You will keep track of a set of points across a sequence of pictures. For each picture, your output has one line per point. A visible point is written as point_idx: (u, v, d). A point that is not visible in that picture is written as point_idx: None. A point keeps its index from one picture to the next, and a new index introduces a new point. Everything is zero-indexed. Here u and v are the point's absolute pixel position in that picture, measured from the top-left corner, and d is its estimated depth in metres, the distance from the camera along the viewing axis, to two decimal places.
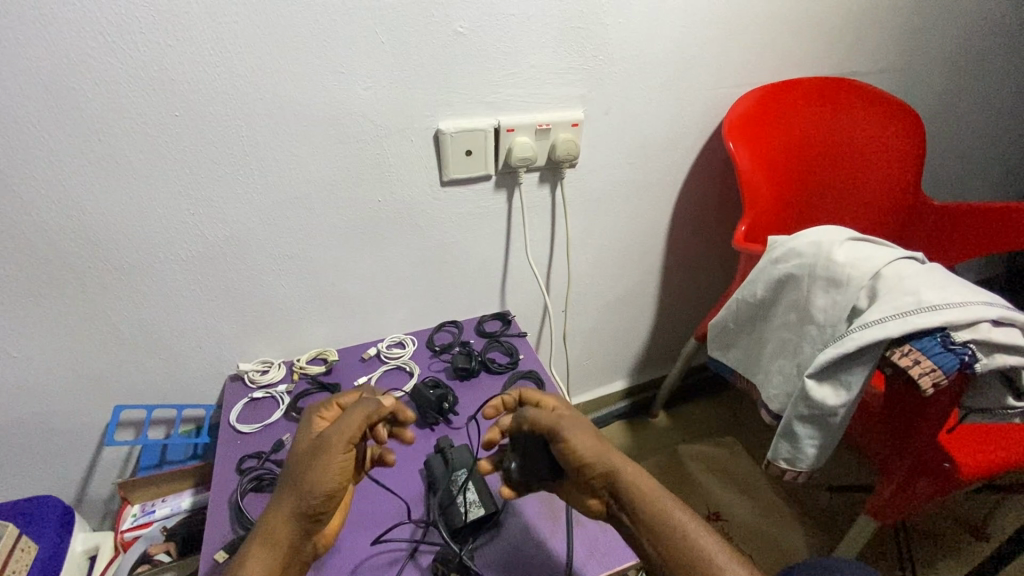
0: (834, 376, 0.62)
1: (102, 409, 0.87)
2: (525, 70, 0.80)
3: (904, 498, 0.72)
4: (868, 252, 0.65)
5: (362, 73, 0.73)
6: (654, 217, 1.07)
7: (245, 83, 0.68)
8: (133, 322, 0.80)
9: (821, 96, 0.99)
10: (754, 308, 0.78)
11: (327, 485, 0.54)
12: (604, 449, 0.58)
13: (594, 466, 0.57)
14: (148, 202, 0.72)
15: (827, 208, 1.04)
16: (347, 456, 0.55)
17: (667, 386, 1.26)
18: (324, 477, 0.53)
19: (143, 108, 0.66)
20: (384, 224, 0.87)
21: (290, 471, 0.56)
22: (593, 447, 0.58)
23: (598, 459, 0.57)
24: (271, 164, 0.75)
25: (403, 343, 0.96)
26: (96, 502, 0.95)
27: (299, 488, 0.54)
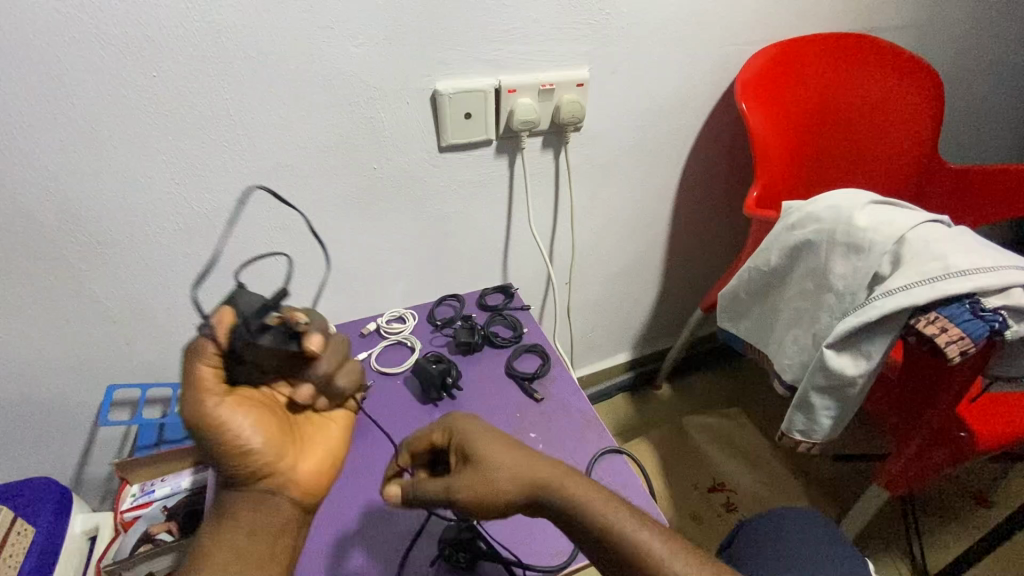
0: (854, 345, 0.60)
1: (95, 389, 0.84)
2: (526, 25, 0.75)
3: (919, 468, 0.71)
4: (891, 215, 0.62)
5: (352, 29, 0.67)
6: (661, 183, 1.03)
7: (225, 41, 0.63)
8: (121, 299, 0.77)
9: (837, 52, 0.94)
10: (767, 276, 0.75)
11: (238, 437, 0.50)
12: (522, 467, 0.51)
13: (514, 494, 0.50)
14: (129, 171, 0.68)
15: (839, 172, 0.99)
16: (226, 400, 0.51)
17: (672, 357, 1.24)
18: (233, 431, 0.49)
19: (118, 67, 0.61)
20: (381, 194, 0.83)
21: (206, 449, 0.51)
22: (506, 476, 0.50)
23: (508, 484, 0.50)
24: (260, 130, 0.70)
25: (404, 317, 0.93)
26: (96, 482, 0.94)
27: (222, 459, 0.50)
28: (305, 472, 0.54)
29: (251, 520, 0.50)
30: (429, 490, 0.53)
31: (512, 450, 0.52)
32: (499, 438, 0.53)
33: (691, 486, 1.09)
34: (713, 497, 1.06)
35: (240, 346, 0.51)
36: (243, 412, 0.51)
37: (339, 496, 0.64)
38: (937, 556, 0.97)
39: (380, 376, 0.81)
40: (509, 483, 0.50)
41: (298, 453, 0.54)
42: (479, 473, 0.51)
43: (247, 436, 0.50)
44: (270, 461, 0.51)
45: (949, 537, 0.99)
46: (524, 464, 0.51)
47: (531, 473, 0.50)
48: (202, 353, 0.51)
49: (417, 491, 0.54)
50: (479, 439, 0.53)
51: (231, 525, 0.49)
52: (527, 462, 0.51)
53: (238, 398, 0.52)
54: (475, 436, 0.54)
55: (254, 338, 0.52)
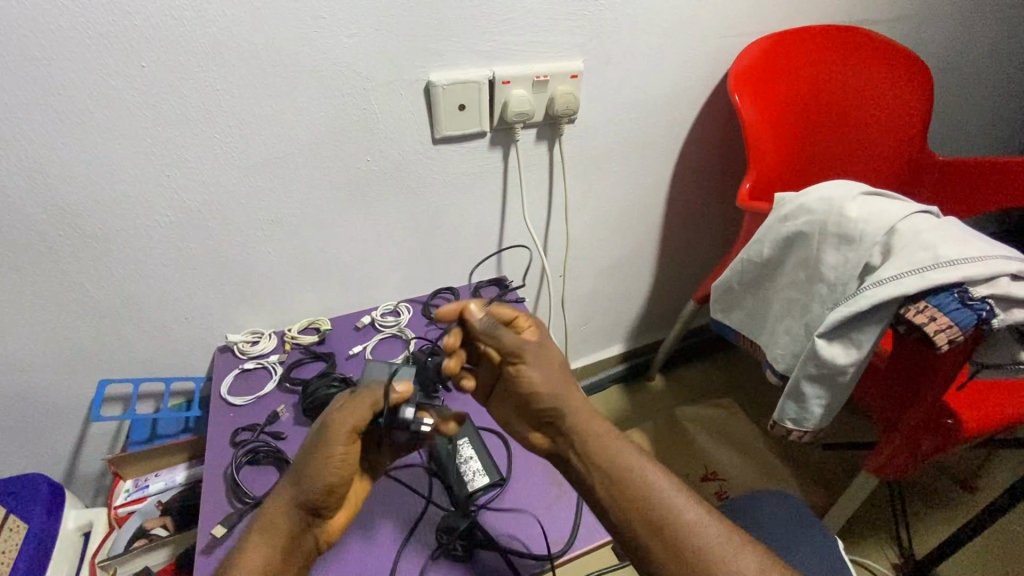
0: (845, 335, 0.60)
1: (87, 384, 0.83)
2: (519, 16, 0.75)
3: (907, 455, 0.72)
4: (882, 206, 0.62)
5: (345, 19, 0.67)
6: (654, 176, 1.03)
7: (215, 30, 0.62)
8: (113, 293, 0.76)
9: (829, 44, 0.94)
10: (760, 267, 0.76)
11: (331, 480, 0.51)
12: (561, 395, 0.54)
13: (552, 409, 0.54)
14: (118, 164, 0.67)
15: (831, 164, 1.00)
16: (349, 448, 0.51)
17: (665, 349, 1.25)
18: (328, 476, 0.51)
19: (106, 57, 0.60)
20: (375, 186, 0.82)
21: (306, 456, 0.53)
22: (543, 396, 0.54)
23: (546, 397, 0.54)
24: (251, 121, 0.70)
25: (398, 310, 0.93)
26: (88, 478, 0.93)
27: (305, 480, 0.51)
28: (336, 522, 0.56)
29: (268, 538, 0.51)
30: (504, 340, 0.53)
31: (554, 377, 0.55)
32: (548, 366, 0.55)
33: (683, 476, 1.10)
34: (705, 486, 1.08)
35: (399, 423, 0.52)
36: (353, 457, 0.52)
37: None
38: (924, 542, 0.99)
39: None
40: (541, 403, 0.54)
41: (340, 506, 0.56)
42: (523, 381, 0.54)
43: (331, 482, 0.51)
44: (330, 506, 0.53)
45: (936, 523, 1.01)
46: (565, 389, 0.55)
47: (570, 401, 0.55)
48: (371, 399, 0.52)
49: (474, 334, 0.53)
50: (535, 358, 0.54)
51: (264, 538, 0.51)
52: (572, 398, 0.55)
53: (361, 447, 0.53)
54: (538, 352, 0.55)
55: (410, 425, 0.52)
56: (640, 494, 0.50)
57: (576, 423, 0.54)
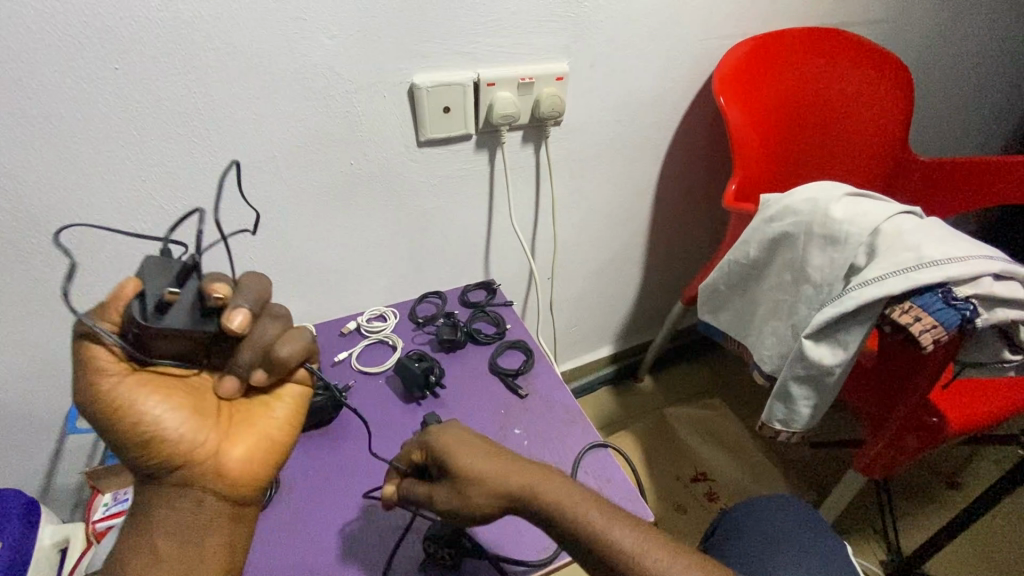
0: (832, 336, 0.61)
1: (62, 396, 0.81)
2: (504, 17, 0.74)
3: (894, 454, 0.72)
4: (866, 207, 0.63)
5: (325, 20, 0.66)
6: (641, 177, 1.03)
7: (192, 32, 0.61)
8: (88, 302, 0.74)
9: (811, 46, 0.95)
10: (746, 268, 0.76)
11: (146, 422, 0.45)
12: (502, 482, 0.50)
13: (496, 493, 0.49)
14: (91, 168, 0.65)
15: (815, 165, 1.01)
16: (128, 380, 0.45)
17: (654, 350, 1.25)
18: (136, 416, 0.45)
19: (76, 59, 0.58)
20: (359, 190, 0.81)
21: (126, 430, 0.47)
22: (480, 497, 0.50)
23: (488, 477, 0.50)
24: (231, 125, 0.68)
25: (384, 315, 0.91)
26: (65, 492, 0.90)
27: (123, 443, 0.45)
28: (230, 460, 0.49)
29: (168, 521, 0.45)
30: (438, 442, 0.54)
31: (488, 466, 0.51)
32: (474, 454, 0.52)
33: (675, 478, 1.10)
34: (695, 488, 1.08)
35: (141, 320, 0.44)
36: (150, 393, 0.46)
37: (320, 500, 0.63)
38: (910, 539, 1.00)
39: (362, 376, 0.80)
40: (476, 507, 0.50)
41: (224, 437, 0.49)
42: (460, 490, 0.50)
43: (153, 425, 0.45)
44: (181, 446, 0.46)
45: (921, 520, 1.03)
46: (506, 466, 0.50)
47: (504, 480, 0.50)
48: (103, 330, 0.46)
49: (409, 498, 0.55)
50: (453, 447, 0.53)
51: (158, 522, 0.45)
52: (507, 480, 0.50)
53: (146, 376, 0.47)
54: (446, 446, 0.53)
55: (153, 318, 0.45)
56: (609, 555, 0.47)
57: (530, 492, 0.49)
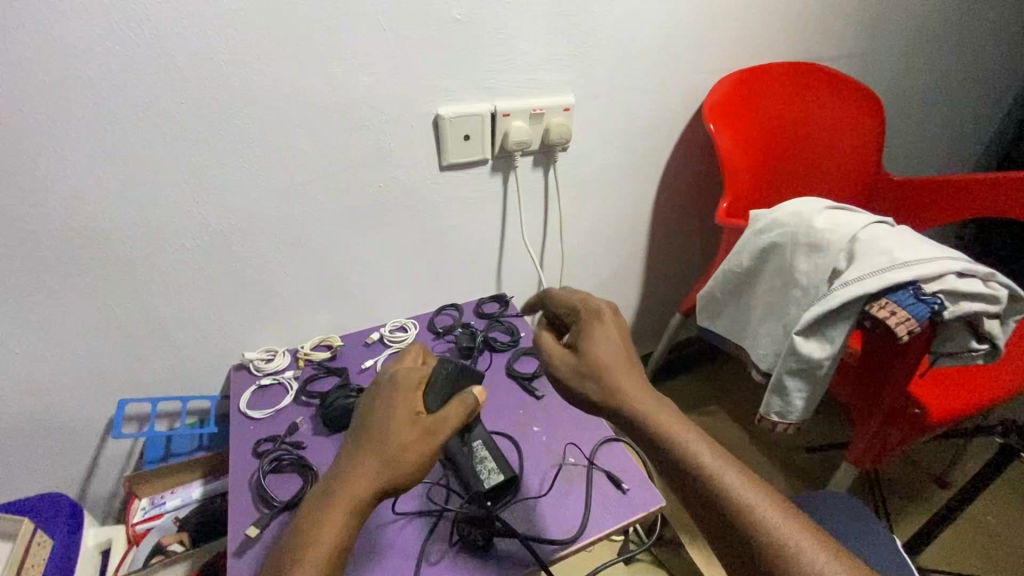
0: (819, 332, 0.68)
1: (104, 405, 0.85)
2: (518, 56, 0.83)
3: (881, 444, 0.79)
4: (843, 218, 0.71)
5: (363, 60, 0.75)
6: (641, 197, 1.12)
7: (248, 70, 0.70)
8: (136, 313, 0.80)
9: (790, 79, 1.06)
10: (740, 277, 0.83)
11: (421, 470, 0.53)
12: (625, 379, 0.51)
13: (603, 387, 0.52)
14: (152, 190, 0.72)
15: (800, 184, 1.10)
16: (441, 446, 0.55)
17: (655, 361, 1.32)
18: (423, 465, 0.53)
19: (151, 97, 0.67)
20: (386, 209, 0.89)
21: (381, 434, 0.54)
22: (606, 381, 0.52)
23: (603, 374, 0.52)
24: (276, 151, 0.76)
25: (406, 326, 0.98)
26: (98, 501, 0.94)
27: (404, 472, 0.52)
28: None
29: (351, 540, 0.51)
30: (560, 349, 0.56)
31: (624, 357, 0.53)
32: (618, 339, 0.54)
33: None
34: None
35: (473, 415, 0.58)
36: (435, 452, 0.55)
37: None
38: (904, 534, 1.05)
39: None
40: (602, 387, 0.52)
41: None
42: (591, 358, 0.53)
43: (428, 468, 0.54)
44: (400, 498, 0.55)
45: (913, 515, 1.08)
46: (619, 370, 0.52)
47: (622, 383, 0.51)
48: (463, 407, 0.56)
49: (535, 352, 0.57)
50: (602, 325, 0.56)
51: (346, 501, 0.51)
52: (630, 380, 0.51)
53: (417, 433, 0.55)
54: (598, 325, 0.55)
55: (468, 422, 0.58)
56: (700, 479, 0.45)
57: (635, 403, 0.50)
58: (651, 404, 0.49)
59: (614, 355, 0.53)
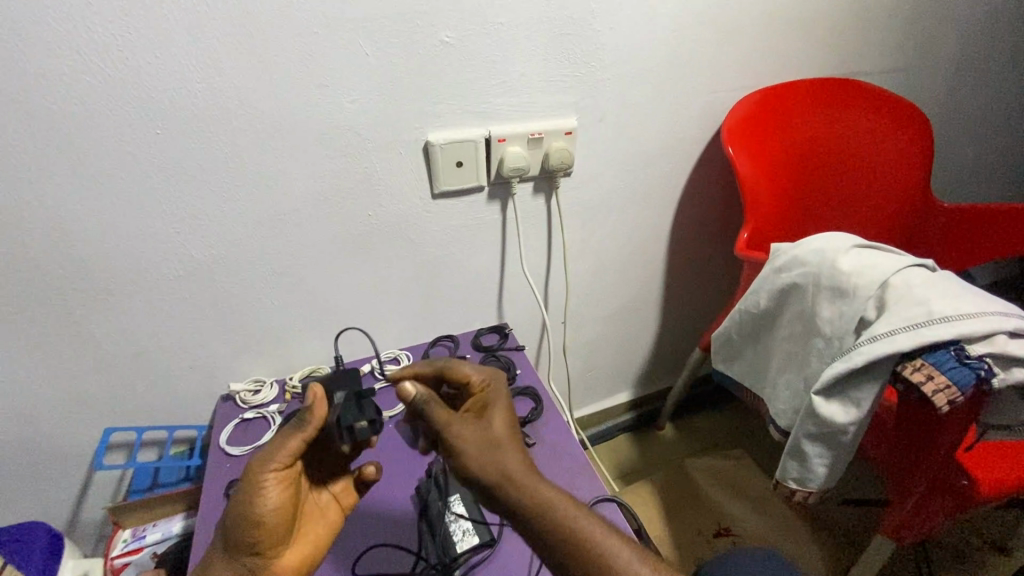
0: (843, 393, 0.59)
1: (91, 433, 0.85)
2: (514, 79, 0.78)
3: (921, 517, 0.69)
4: (874, 259, 0.62)
5: (347, 86, 0.71)
6: (654, 224, 1.04)
7: (225, 99, 0.67)
8: (120, 343, 0.79)
9: (823, 97, 0.96)
10: (758, 318, 0.75)
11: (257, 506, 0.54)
12: (513, 457, 0.52)
13: (495, 462, 0.51)
14: (131, 221, 0.70)
15: (831, 212, 1.00)
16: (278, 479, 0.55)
17: (672, 397, 1.23)
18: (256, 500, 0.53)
19: (124, 128, 0.64)
20: (376, 239, 0.85)
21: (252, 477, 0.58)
22: (496, 454, 0.51)
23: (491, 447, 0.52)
24: (259, 181, 0.74)
25: (398, 358, 0.94)
26: (90, 526, 0.94)
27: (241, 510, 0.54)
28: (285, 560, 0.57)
29: None
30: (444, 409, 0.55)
31: (514, 438, 0.54)
32: (515, 422, 0.56)
33: (695, 532, 1.05)
34: (718, 543, 1.03)
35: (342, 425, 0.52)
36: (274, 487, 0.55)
37: None
38: None
39: None
40: (486, 457, 0.51)
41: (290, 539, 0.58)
42: (483, 430, 0.54)
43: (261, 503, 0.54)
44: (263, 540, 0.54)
45: None
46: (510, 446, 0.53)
47: (512, 461, 0.51)
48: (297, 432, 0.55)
49: (422, 407, 0.55)
50: (500, 404, 0.57)
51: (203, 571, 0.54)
52: (519, 458, 0.52)
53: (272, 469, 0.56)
54: (499, 403, 0.56)
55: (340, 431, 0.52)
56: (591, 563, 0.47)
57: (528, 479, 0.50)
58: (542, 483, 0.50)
59: (510, 433, 0.54)
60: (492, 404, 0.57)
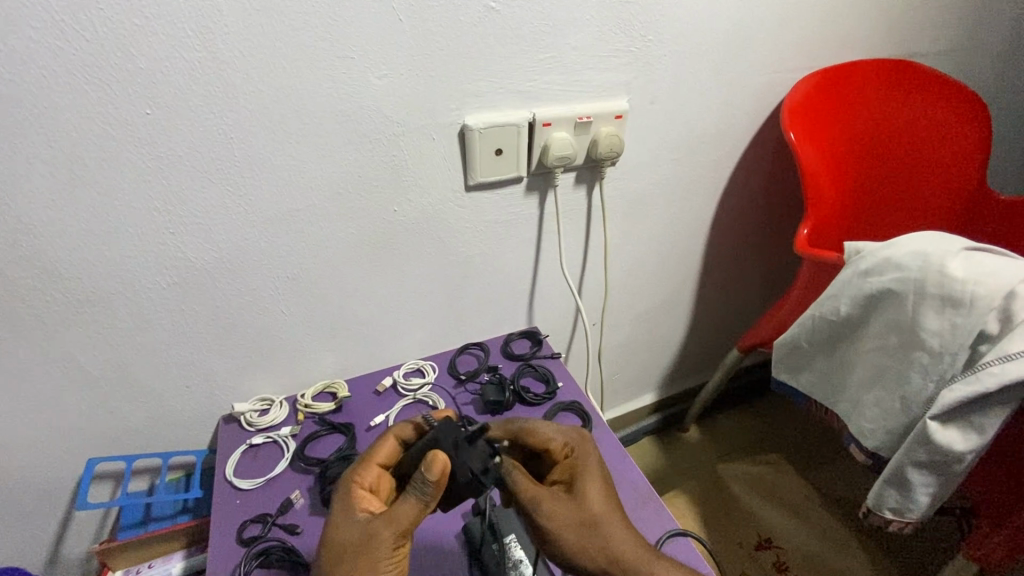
0: (963, 418, 0.53)
1: (72, 464, 0.73)
2: (563, 53, 0.68)
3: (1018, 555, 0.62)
4: (991, 263, 0.54)
5: (375, 58, 0.60)
6: (697, 217, 0.96)
7: (230, 72, 0.55)
8: (105, 362, 0.67)
9: (882, 78, 0.88)
10: (836, 326, 0.67)
11: None
12: (619, 534, 0.51)
13: (599, 540, 0.50)
14: (115, 220, 0.59)
15: (885, 204, 0.93)
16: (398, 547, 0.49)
17: (703, 399, 1.17)
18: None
19: (107, 106, 0.53)
20: (401, 237, 0.74)
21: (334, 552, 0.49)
22: (596, 531, 0.51)
23: (591, 519, 0.51)
24: (269, 171, 0.62)
25: (423, 369, 0.84)
26: (72, 563, 0.83)
27: None
28: None
29: None
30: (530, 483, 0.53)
31: (613, 509, 0.52)
32: (609, 490, 0.54)
33: (735, 545, 1.00)
34: (762, 556, 0.97)
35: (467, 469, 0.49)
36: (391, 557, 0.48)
37: None
38: None
39: None
40: (589, 539, 0.50)
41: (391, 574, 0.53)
42: (576, 504, 0.52)
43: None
44: None
45: None
46: (610, 520, 0.51)
47: (614, 539, 0.50)
48: (418, 497, 0.49)
49: (507, 475, 0.53)
50: (591, 469, 0.55)
51: None
52: (624, 532, 0.51)
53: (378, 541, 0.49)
54: (593, 468, 0.55)
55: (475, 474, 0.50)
56: None
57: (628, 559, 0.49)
58: (642, 559, 0.49)
59: (606, 502, 0.53)
60: (583, 470, 0.55)
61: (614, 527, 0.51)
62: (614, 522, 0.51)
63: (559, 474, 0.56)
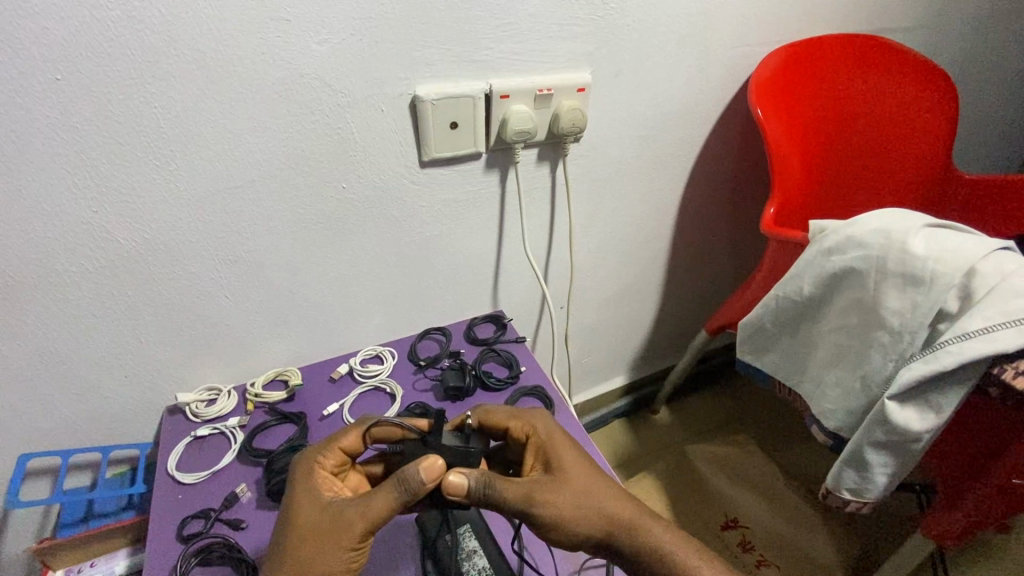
0: (921, 397, 0.52)
1: (1, 462, 0.68)
2: (521, 20, 0.64)
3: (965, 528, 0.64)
4: (952, 240, 0.53)
5: (313, 21, 0.55)
6: (665, 197, 0.94)
7: (149, 33, 0.50)
8: (30, 353, 0.62)
9: (852, 53, 0.86)
10: (799, 306, 0.66)
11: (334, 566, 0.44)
12: (607, 492, 0.49)
13: (593, 507, 0.47)
14: (28, 198, 0.53)
15: (853, 182, 0.92)
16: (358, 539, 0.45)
17: (672, 381, 1.16)
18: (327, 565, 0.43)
19: (7, 70, 0.47)
20: (353, 217, 0.70)
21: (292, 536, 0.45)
22: (588, 496, 0.48)
23: (580, 491, 0.48)
24: (202, 145, 0.58)
25: (381, 355, 0.81)
26: (10, 564, 0.78)
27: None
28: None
29: None
30: (510, 482, 0.47)
31: (591, 468, 0.50)
32: (579, 448, 0.52)
33: (702, 525, 1.00)
34: (728, 536, 0.97)
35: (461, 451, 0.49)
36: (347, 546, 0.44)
37: None
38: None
39: None
40: (585, 511, 0.47)
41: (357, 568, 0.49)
42: (561, 484, 0.48)
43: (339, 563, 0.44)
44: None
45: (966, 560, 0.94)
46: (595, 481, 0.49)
47: (604, 499, 0.48)
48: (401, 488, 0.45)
49: (489, 489, 0.46)
50: (560, 439, 0.52)
51: None
52: (610, 487, 0.49)
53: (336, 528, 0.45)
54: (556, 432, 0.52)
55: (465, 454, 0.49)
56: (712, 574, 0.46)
57: (625, 514, 0.48)
58: (636, 511, 0.48)
59: (583, 463, 0.50)
60: (550, 442, 0.51)
61: (599, 485, 0.49)
62: (598, 479, 0.49)
63: (532, 462, 0.51)
